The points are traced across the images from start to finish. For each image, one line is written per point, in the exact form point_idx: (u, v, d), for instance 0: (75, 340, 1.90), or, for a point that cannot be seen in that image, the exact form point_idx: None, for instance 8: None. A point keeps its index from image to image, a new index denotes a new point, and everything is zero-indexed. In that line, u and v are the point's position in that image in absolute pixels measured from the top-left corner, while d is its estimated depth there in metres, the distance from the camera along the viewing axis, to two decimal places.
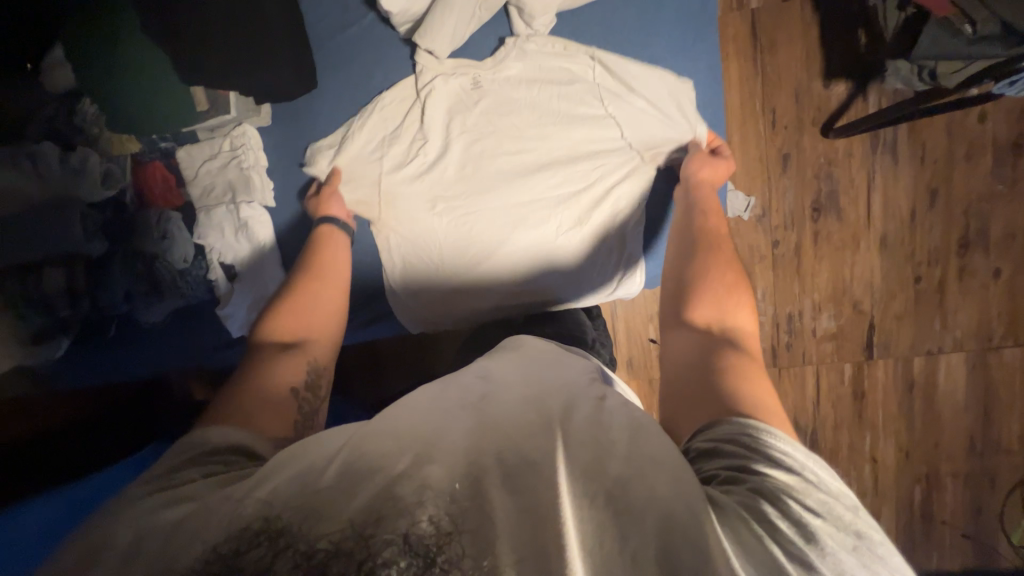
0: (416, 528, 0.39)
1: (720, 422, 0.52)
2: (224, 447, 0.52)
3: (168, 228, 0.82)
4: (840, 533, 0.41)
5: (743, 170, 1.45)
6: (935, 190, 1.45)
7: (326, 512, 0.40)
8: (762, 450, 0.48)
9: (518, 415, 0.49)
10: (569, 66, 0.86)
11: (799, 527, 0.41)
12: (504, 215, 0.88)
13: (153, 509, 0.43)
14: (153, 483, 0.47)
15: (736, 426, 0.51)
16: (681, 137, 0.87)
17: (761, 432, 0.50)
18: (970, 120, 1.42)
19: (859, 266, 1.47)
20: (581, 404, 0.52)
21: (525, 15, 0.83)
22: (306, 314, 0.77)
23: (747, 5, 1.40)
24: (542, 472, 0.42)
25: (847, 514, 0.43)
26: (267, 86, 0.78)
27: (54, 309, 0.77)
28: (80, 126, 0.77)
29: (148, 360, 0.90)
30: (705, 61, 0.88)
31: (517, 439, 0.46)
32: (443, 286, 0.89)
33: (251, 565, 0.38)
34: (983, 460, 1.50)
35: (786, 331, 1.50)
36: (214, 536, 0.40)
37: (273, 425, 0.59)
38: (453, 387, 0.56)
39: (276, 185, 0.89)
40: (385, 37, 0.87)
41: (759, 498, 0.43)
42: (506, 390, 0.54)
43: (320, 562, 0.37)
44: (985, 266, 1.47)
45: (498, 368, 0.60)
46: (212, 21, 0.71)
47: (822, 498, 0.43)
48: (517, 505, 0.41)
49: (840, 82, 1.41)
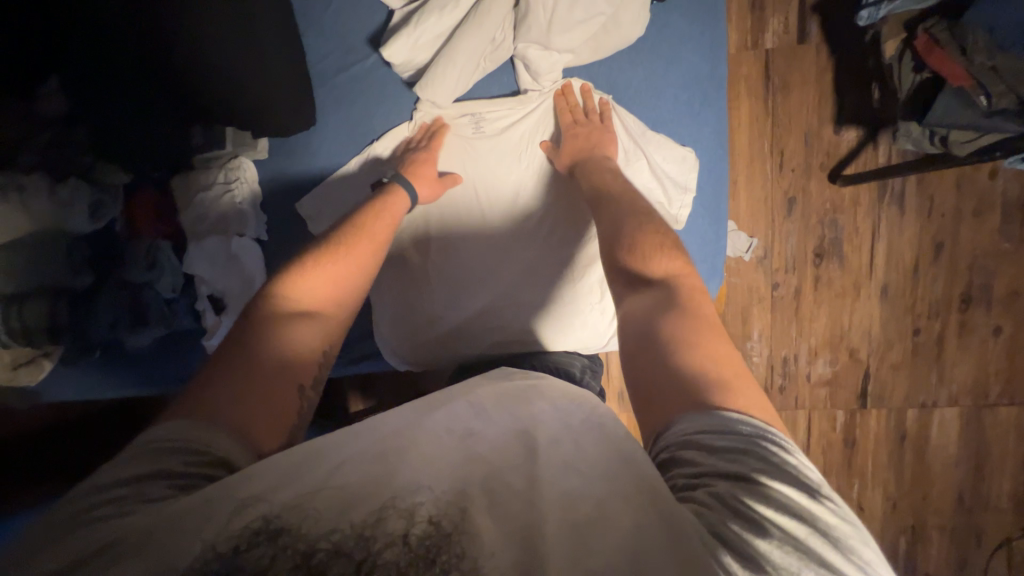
0: (415, 529, 0.39)
1: (679, 422, 0.48)
2: (197, 458, 0.46)
3: (156, 258, 0.80)
4: (799, 522, 0.39)
5: (747, 209, 1.43)
6: (940, 243, 1.43)
7: (326, 513, 0.40)
8: (718, 442, 0.44)
9: (503, 441, 0.46)
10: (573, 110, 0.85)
11: (757, 529, 0.39)
12: (496, 230, 0.86)
13: (116, 525, 0.39)
14: (119, 500, 0.41)
15: (693, 419, 0.47)
16: (680, 199, 0.86)
17: (722, 422, 0.45)
18: (980, 176, 1.40)
19: (858, 313, 1.46)
20: (575, 427, 0.49)
21: (529, 69, 0.82)
22: (331, 282, 0.68)
23: (762, 45, 1.38)
24: (525, 496, 0.42)
25: (804, 496, 0.41)
26: (269, 126, 0.79)
27: (37, 343, 0.76)
28: (71, 156, 0.74)
29: (136, 382, 0.89)
30: (712, 124, 0.86)
31: (505, 460, 0.44)
32: (435, 327, 0.86)
33: (251, 564, 0.38)
34: (971, 516, 1.49)
35: (780, 374, 1.48)
36: (214, 533, 0.39)
37: (269, 433, 0.52)
38: (430, 400, 0.54)
39: (270, 219, 0.88)
40: (388, 79, 0.86)
41: (717, 506, 0.40)
42: (489, 407, 0.51)
43: (319, 564, 0.38)
44: (986, 323, 1.45)
45: (484, 395, 0.53)
46: (214, 69, 0.71)
47: (778, 491, 0.41)
48: (505, 524, 0.40)
49: (851, 129, 1.39)
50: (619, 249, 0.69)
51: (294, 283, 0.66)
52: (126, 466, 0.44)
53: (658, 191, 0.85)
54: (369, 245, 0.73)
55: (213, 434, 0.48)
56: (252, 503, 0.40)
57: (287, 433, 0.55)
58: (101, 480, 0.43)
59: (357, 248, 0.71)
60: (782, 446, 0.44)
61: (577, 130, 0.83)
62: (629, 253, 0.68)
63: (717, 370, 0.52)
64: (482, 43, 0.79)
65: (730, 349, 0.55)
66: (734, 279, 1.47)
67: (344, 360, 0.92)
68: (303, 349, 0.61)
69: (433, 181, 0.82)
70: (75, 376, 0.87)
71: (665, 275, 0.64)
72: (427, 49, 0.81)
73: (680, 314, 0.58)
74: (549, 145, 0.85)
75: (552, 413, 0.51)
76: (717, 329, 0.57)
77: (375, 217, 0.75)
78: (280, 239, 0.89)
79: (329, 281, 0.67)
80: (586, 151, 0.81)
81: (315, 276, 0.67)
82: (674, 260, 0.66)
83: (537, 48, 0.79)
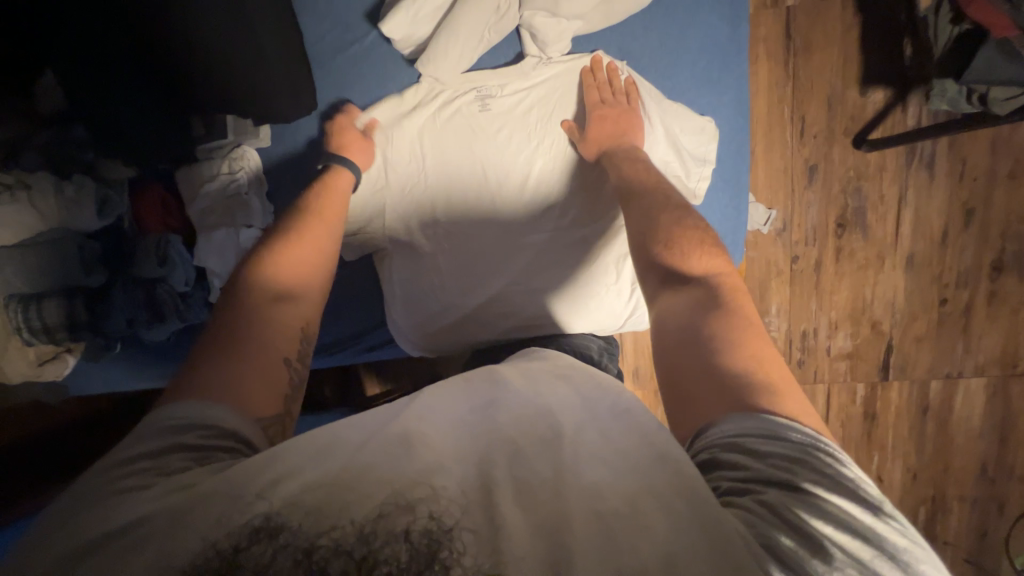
0: (416, 525, 0.39)
1: (718, 422, 0.47)
2: (207, 434, 0.47)
3: (168, 252, 0.79)
4: (860, 540, 0.38)
5: (766, 179, 1.38)
6: (971, 209, 1.36)
7: (328, 509, 0.39)
8: (771, 453, 0.43)
9: (528, 429, 0.46)
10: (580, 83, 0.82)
11: (809, 545, 0.38)
12: (515, 215, 0.83)
13: (140, 499, 0.40)
14: (138, 477, 0.42)
15: (737, 421, 0.45)
16: (698, 171, 0.82)
17: (774, 428, 0.44)
18: (1017, 136, 1.32)
19: (882, 284, 1.41)
20: (592, 423, 0.48)
21: (537, 39, 0.78)
22: (303, 267, 0.68)
23: (783, 2, 1.29)
24: (547, 492, 0.41)
25: (864, 513, 0.39)
26: (269, 112, 0.78)
27: (57, 341, 0.76)
28: (70, 152, 0.73)
29: (161, 372, 0.91)
30: (731, 93, 0.82)
31: (524, 450, 0.44)
32: (450, 313, 0.85)
33: (251, 563, 0.37)
34: (994, 486, 1.47)
35: (799, 348, 1.45)
36: (214, 531, 0.38)
37: (262, 401, 0.53)
38: (463, 391, 0.53)
39: (277, 208, 0.87)
40: (389, 58, 0.83)
41: (766, 515, 0.39)
42: (516, 396, 0.51)
43: (319, 561, 0.37)
44: (1017, 291, 1.39)
45: (510, 376, 0.56)
46: (213, 53, 0.67)
47: (831, 506, 0.39)
48: (530, 520, 0.39)
49: (878, 90, 1.30)
50: (655, 245, 0.67)
51: (270, 263, 0.66)
52: (142, 442, 0.45)
53: (689, 181, 0.82)
54: (329, 229, 0.73)
55: (220, 409, 0.49)
56: (255, 500, 0.40)
57: (281, 405, 0.56)
58: (121, 458, 0.44)
59: (314, 230, 0.72)
60: (838, 456, 0.42)
61: (600, 110, 0.78)
62: (661, 246, 0.67)
63: (759, 375, 0.50)
64: (486, 13, 0.75)
65: (773, 352, 0.54)
66: (752, 253, 1.42)
67: (359, 348, 0.93)
68: (291, 329, 0.62)
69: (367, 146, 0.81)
70: (97, 371, 0.88)
71: (705, 274, 0.62)
72: (428, 23, 0.77)
73: (726, 316, 0.56)
74: (572, 125, 0.81)
75: (574, 399, 0.52)
76: (761, 330, 0.55)
77: (327, 199, 0.76)
78: None
79: (299, 263, 0.68)
80: (617, 137, 0.78)
81: (290, 254, 0.68)
82: (715, 258, 0.64)
83: (544, 15, 0.75)
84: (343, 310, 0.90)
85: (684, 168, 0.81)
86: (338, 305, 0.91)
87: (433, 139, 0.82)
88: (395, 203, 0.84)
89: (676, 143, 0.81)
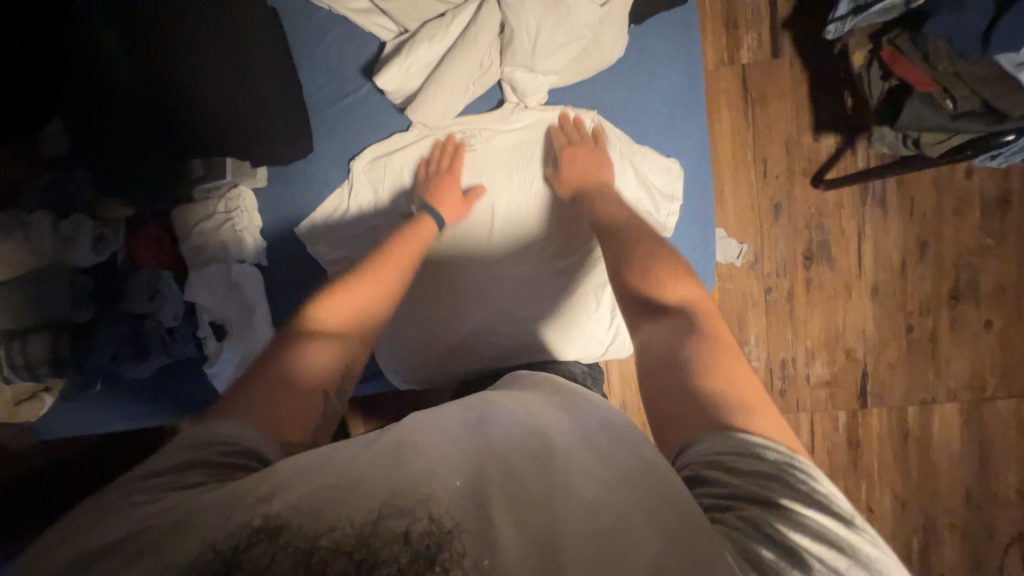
0: (416, 526, 0.40)
1: (699, 441, 0.49)
2: (229, 446, 0.48)
3: (157, 287, 0.80)
4: (834, 552, 0.40)
5: (736, 216, 1.47)
6: (924, 242, 1.47)
7: (326, 512, 0.41)
8: (754, 468, 0.45)
9: (519, 438, 0.48)
10: (570, 118, 0.87)
11: (787, 554, 0.39)
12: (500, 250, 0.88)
13: (147, 510, 0.41)
14: (152, 491, 0.43)
15: (713, 440, 0.48)
16: (667, 207, 0.88)
17: (749, 446, 0.47)
18: (956, 175, 1.45)
19: (852, 313, 1.48)
20: (584, 429, 0.51)
21: (517, 90, 0.84)
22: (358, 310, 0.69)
23: (738, 61, 1.44)
24: (541, 498, 0.43)
25: (838, 526, 0.41)
26: (269, 155, 0.80)
27: (39, 377, 0.75)
28: (72, 192, 0.75)
29: (137, 411, 0.89)
30: (695, 136, 0.89)
31: (514, 458, 0.46)
32: (437, 343, 0.86)
33: (250, 564, 0.38)
34: (981, 512, 1.48)
35: (779, 377, 1.49)
36: (215, 533, 0.39)
37: (294, 428, 0.53)
38: (456, 409, 0.55)
39: (269, 245, 0.89)
40: (382, 107, 0.88)
41: (743, 525, 0.41)
42: (506, 410, 0.54)
43: (319, 562, 0.38)
44: (976, 318, 1.48)
45: (498, 395, 0.59)
46: (225, 100, 0.73)
47: (807, 517, 0.41)
48: (523, 524, 0.41)
49: (829, 136, 1.44)
50: (629, 274, 0.72)
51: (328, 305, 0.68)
52: (163, 458, 0.46)
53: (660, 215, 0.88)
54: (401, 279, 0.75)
55: (241, 427, 0.49)
56: (260, 500, 0.41)
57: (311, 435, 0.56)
58: (143, 471, 0.45)
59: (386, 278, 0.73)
60: (811, 471, 0.45)
61: (570, 152, 0.84)
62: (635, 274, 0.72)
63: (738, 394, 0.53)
64: (472, 67, 0.80)
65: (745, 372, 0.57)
66: (727, 285, 1.49)
67: None
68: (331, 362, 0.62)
69: (462, 203, 0.85)
70: (71, 408, 0.86)
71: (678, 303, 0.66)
72: (418, 77, 0.82)
73: (700, 340, 0.60)
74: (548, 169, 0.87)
75: (565, 412, 0.55)
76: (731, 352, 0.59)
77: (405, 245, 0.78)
78: (279, 263, 0.89)
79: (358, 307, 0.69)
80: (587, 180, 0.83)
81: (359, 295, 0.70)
82: (685, 286, 0.69)
83: (523, 70, 0.82)
84: None
85: (655, 205, 0.87)
86: None
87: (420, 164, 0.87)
88: (376, 231, 0.87)
89: (648, 182, 0.87)
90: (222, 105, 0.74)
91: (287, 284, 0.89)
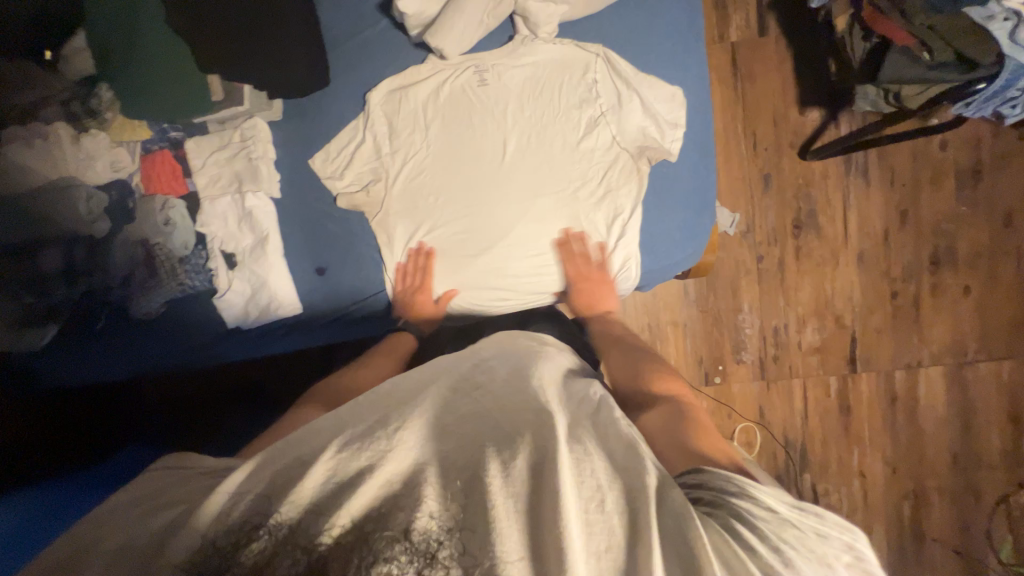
0: (416, 525, 0.43)
1: (703, 471, 0.53)
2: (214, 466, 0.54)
3: (170, 215, 0.83)
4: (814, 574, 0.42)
5: (727, 188, 1.53)
6: (904, 212, 1.54)
7: (326, 508, 0.44)
8: (759, 498, 0.47)
9: (515, 415, 0.51)
10: (579, 56, 0.91)
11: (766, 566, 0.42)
12: (512, 188, 0.90)
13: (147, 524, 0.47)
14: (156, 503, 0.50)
15: (709, 475, 0.52)
16: (671, 134, 0.91)
17: (743, 482, 0.50)
18: (932, 147, 1.53)
19: (839, 281, 1.54)
20: (582, 421, 0.52)
21: (529, 22, 0.87)
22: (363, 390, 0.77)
23: (727, 38, 1.52)
24: (530, 482, 0.44)
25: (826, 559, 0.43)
26: (291, 82, 0.82)
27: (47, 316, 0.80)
28: (92, 108, 0.79)
29: (127, 362, 0.86)
30: (696, 73, 0.93)
31: (507, 433, 0.48)
32: (451, 276, 0.92)
33: (254, 556, 0.43)
34: (967, 475, 1.53)
35: (772, 344, 1.54)
36: (213, 530, 0.44)
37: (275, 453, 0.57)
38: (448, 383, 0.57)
39: (283, 178, 0.90)
40: (397, 42, 0.90)
41: (729, 527, 0.44)
42: (499, 384, 0.56)
43: (320, 557, 0.42)
44: (955, 284, 1.55)
45: (495, 360, 0.63)
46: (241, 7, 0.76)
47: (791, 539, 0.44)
48: (520, 512, 0.43)
49: (814, 110, 1.52)
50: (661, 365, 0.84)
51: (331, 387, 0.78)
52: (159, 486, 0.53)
53: (666, 142, 0.91)
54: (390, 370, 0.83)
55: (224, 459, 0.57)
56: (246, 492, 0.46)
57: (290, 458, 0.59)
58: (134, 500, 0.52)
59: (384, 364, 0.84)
60: (816, 513, 0.47)
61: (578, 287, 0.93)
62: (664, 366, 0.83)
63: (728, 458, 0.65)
64: None
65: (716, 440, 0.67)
66: (721, 253, 1.54)
67: (358, 315, 0.93)
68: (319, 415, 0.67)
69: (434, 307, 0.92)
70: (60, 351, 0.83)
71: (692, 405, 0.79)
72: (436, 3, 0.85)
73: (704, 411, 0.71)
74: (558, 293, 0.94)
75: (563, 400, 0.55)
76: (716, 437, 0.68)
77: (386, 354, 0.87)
78: (292, 198, 0.90)
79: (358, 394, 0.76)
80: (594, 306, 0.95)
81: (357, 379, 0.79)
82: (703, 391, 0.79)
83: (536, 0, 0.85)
84: (343, 279, 0.91)
85: (662, 133, 0.91)
86: (339, 275, 0.91)
87: (436, 158, 0.90)
88: (394, 167, 0.90)
89: (654, 113, 0.90)
90: (253, 22, 0.76)
91: (299, 218, 0.90)
